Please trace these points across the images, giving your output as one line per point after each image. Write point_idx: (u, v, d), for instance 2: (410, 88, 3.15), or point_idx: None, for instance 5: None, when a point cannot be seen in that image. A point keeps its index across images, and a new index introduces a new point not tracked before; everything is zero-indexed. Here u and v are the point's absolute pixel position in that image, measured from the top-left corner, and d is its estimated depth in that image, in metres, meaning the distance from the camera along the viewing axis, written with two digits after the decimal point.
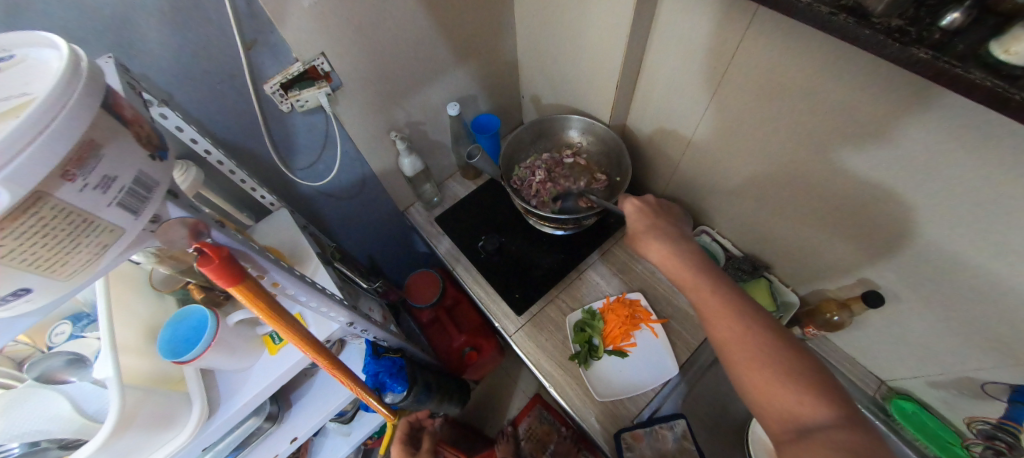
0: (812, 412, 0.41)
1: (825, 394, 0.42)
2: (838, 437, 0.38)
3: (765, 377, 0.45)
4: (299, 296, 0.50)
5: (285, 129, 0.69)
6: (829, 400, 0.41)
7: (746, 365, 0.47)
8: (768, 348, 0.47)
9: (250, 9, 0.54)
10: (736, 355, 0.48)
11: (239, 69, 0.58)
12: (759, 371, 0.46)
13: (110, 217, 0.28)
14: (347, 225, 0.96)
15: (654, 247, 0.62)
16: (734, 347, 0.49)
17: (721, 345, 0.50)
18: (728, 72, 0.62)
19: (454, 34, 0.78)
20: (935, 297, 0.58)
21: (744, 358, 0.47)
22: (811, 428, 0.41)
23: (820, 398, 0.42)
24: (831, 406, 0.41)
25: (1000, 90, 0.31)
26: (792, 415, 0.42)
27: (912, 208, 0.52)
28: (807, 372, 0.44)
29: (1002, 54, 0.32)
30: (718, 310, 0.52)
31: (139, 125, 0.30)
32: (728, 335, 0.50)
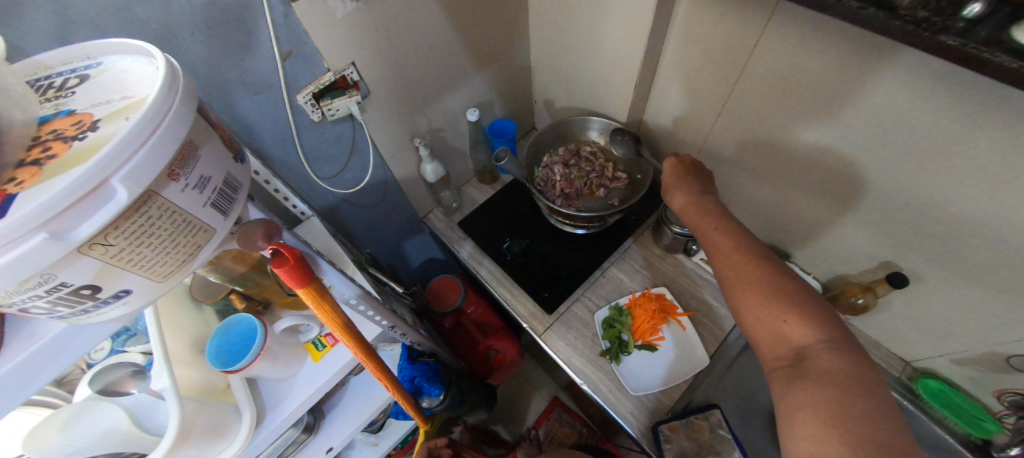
0: (803, 338, 0.43)
1: (819, 321, 0.43)
2: (828, 367, 0.40)
3: (761, 306, 0.45)
4: (350, 299, 0.51)
5: (315, 138, 0.69)
6: (822, 327, 0.42)
7: (745, 294, 0.47)
8: (770, 276, 0.46)
9: (288, 21, 0.55)
10: (737, 285, 0.48)
11: (275, 80, 0.59)
12: (755, 299, 0.46)
13: (204, 218, 0.29)
14: (369, 234, 0.96)
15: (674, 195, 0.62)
16: (737, 278, 0.49)
17: (721, 277, 0.50)
18: (746, 68, 0.64)
19: (474, 41, 0.80)
20: (957, 276, 0.60)
21: (744, 288, 0.47)
22: (804, 354, 0.42)
23: (814, 325, 0.42)
24: (823, 332, 0.42)
25: None
26: (785, 341, 0.43)
27: (934, 189, 0.54)
28: (804, 300, 0.44)
29: None
30: (722, 244, 0.52)
31: (223, 128, 0.31)
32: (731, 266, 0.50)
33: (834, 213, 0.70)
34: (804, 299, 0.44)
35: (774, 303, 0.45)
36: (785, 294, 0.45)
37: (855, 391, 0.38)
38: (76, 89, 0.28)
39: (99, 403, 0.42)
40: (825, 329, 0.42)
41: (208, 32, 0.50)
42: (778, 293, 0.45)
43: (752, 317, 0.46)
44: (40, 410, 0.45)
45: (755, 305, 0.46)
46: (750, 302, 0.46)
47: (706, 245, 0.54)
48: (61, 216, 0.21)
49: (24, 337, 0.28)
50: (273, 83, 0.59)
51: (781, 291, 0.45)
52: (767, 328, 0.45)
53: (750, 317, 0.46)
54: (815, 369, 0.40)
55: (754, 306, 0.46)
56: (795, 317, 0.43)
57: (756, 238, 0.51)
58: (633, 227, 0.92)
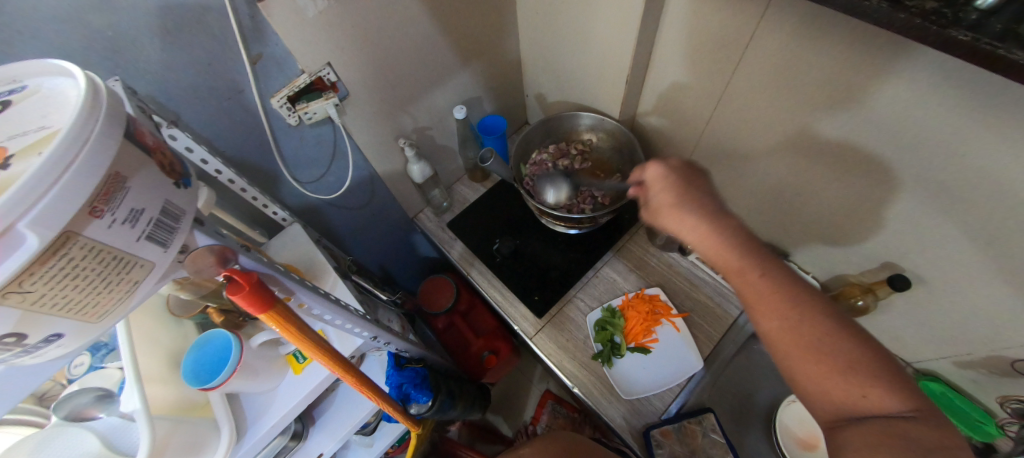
0: (874, 403, 0.35)
1: (899, 389, 0.35)
2: (906, 430, 0.33)
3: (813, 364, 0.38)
4: (324, 315, 0.49)
5: (293, 143, 0.67)
6: (903, 396, 0.35)
7: (792, 351, 0.39)
8: (818, 329, 0.39)
9: (255, 22, 0.52)
10: (781, 342, 0.40)
11: (246, 85, 0.57)
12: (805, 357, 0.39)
13: (141, 252, 0.27)
14: (358, 236, 0.95)
15: (682, 220, 0.49)
16: (789, 343, 0.40)
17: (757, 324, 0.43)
18: (743, 61, 0.60)
19: (458, 36, 0.77)
20: (962, 280, 0.57)
21: (801, 355, 0.39)
22: (875, 421, 0.35)
23: (885, 388, 0.35)
24: (905, 403, 0.35)
25: None
26: (849, 404, 0.36)
27: (943, 191, 0.51)
28: (868, 358, 0.37)
29: None
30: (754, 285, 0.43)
31: (161, 152, 0.30)
32: (781, 327, 0.41)
33: (836, 213, 0.67)
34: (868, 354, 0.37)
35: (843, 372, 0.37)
36: (853, 358, 0.37)
37: None
38: None
39: (67, 428, 0.43)
40: (896, 392, 0.35)
41: (167, 37, 0.47)
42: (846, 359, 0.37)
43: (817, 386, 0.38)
44: (22, 429, 0.45)
45: (819, 375, 0.38)
46: (804, 364, 0.39)
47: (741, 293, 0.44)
48: None
49: None
50: (245, 88, 0.57)
51: (839, 348, 0.37)
52: (826, 392, 0.37)
53: (813, 386, 0.38)
54: (891, 437, 0.33)
55: (822, 377, 0.37)
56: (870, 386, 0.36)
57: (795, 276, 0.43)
58: (626, 226, 0.90)
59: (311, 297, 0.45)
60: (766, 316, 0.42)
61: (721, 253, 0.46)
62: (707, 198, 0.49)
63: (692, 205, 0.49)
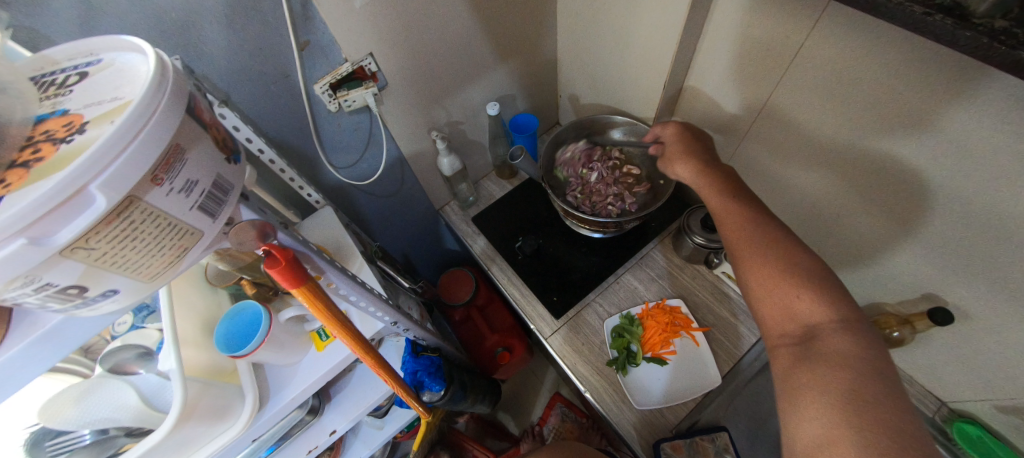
0: (816, 316, 0.41)
1: (833, 297, 0.42)
2: (835, 344, 0.39)
3: (771, 282, 0.45)
4: (349, 295, 0.51)
5: (331, 129, 0.69)
6: (836, 304, 0.41)
7: (757, 272, 0.46)
8: (779, 255, 0.45)
9: (305, 11, 0.54)
10: (747, 267, 0.48)
11: (293, 70, 0.59)
12: (766, 277, 0.45)
13: (191, 220, 0.29)
14: (384, 223, 0.97)
15: (676, 162, 0.60)
16: (747, 261, 0.48)
17: (731, 252, 0.50)
18: (789, 73, 0.58)
19: (497, 33, 0.77)
20: (1013, 317, 0.53)
21: (754, 265, 0.47)
22: (813, 330, 0.41)
23: (826, 303, 0.41)
24: (835, 309, 0.41)
25: None
26: (795, 317, 0.43)
27: (997, 224, 0.47)
28: (818, 279, 0.43)
29: None
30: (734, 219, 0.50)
31: (216, 128, 0.31)
32: (746, 250, 0.48)
33: (878, 239, 0.63)
34: (816, 275, 0.43)
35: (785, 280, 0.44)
36: (795, 271, 0.44)
37: (860, 366, 0.37)
38: (75, 87, 0.29)
39: (109, 380, 0.46)
40: (836, 307, 0.41)
41: (226, 21, 0.50)
42: (790, 272, 0.44)
43: (764, 294, 0.46)
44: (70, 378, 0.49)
45: (767, 280, 0.45)
46: (762, 282, 0.46)
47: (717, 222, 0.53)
48: (40, 222, 0.21)
49: (27, 325, 0.30)
50: (291, 73, 0.59)
51: (796, 272, 0.44)
52: (778, 308, 0.44)
53: (755, 293, 0.47)
54: (820, 345, 0.39)
55: (765, 280, 0.46)
56: (805, 289, 0.43)
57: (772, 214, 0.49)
58: (651, 233, 0.88)
59: (340, 278, 0.46)
60: (735, 239, 0.50)
61: (710, 190, 0.55)
62: (706, 149, 0.59)
63: (688, 151, 0.60)
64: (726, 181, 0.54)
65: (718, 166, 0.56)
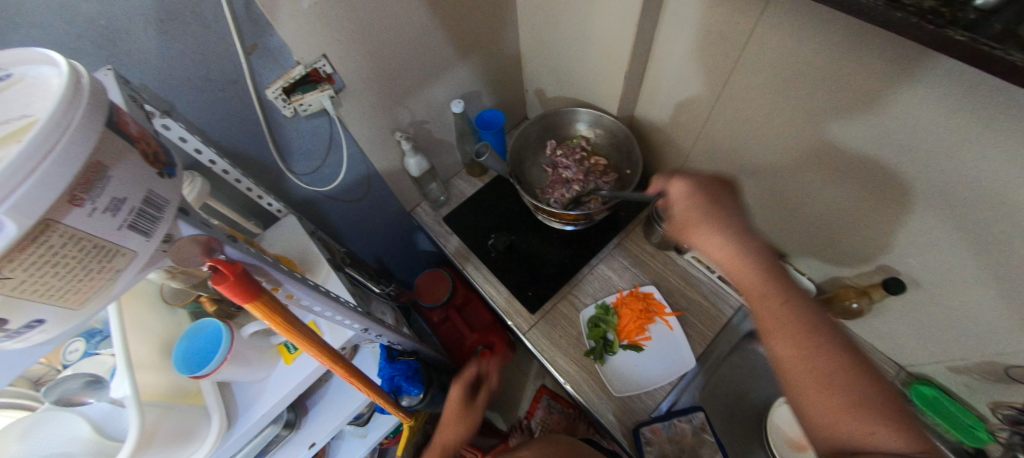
0: (894, 455, 0.31)
1: (916, 435, 0.32)
2: None
3: (826, 396, 0.35)
4: (313, 306, 0.50)
5: (288, 135, 0.67)
6: (921, 446, 0.31)
7: (808, 381, 0.37)
8: (839, 367, 0.36)
9: (250, 13, 0.52)
10: (793, 373, 0.38)
11: (242, 75, 0.57)
12: (821, 390, 0.36)
13: (122, 240, 0.28)
14: (354, 228, 0.95)
15: (698, 231, 0.48)
16: (797, 363, 0.38)
17: (768, 349, 0.41)
18: (742, 58, 0.59)
19: (456, 29, 0.76)
20: (958, 281, 0.56)
21: (805, 373, 0.37)
22: None
23: (907, 440, 0.32)
24: (921, 450, 0.31)
25: None
26: (864, 451, 0.32)
27: (936, 195, 0.50)
28: (894, 408, 0.33)
29: None
30: (778, 314, 0.40)
31: (145, 141, 0.30)
32: (792, 351, 0.38)
33: (832, 216, 0.66)
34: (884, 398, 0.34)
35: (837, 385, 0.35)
36: (855, 388, 0.35)
37: None
38: None
39: (58, 413, 0.44)
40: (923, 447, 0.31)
41: (163, 26, 0.47)
42: (852, 391, 0.35)
43: (817, 411, 0.36)
44: (16, 413, 0.46)
45: (820, 393, 0.36)
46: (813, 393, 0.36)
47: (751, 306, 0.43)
48: None
49: None
50: (240, 78, 0.57)
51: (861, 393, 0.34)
52: (837, 432, 0.34)
53: (794, 397, 0.38)
54: None
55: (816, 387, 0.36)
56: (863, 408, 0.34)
57: (828, 318, 0.39)
58: (622, 223, 0.89)
59: (300, 288, 0.45)
60: (776, 336, 0.40)
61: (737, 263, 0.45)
62: (737, 212, 0.48)
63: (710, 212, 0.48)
64: (765, 263, 0.44)
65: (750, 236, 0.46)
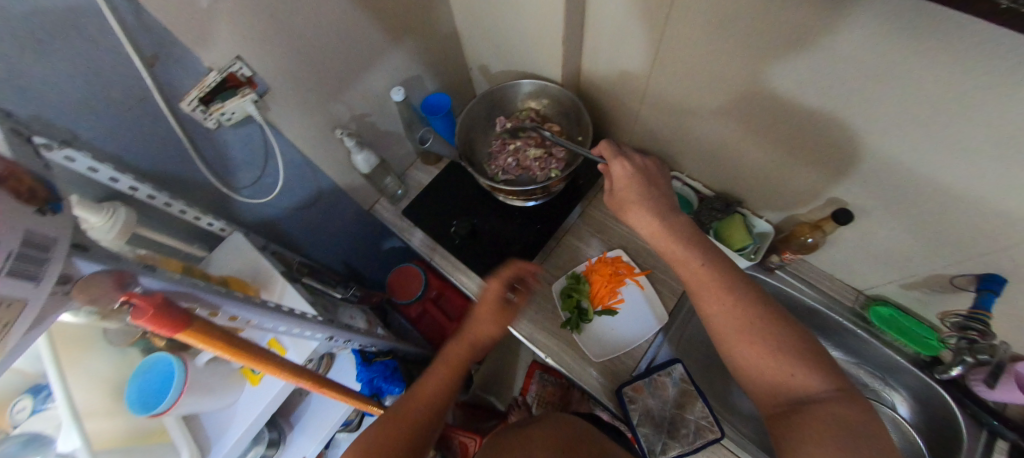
0: (809, 384, 0.46)
1: (818, 364, 0.46)
2: (834, 410, 0.43)
3: (755, 345, 0.49)
4: (265, 324, 0.48)
5: (215, 147, 0.63)
6: (822, 371, 0.46)
7: (740, 337, 0.50)
8: (756, 315, 0.50)
9: (141, 20, 0.47)
10: (734, 335, 0.51)
11: (147, 90, 0.53)
12: (748, 340, 0.50)
13: (6, 290, 0.24)
14: (312, 235, 0.92)
15: (642, 219, 0.62)
16: (726, 319, 0.52)
17: (713, 317, 0.53)
18: (672, 10, 0.58)
19: (381, 12, 0.71)
20: (898, 203, 0.58)
21: (738, 331, 0.51)
22: (806, 399, 0.45)
23: (813, 371, 0.46)
24: (823, 376, 0.46)
25: None
26: (786, 384, 0.47)
27: (869, 123, 0.51)
28: (799, 345, 0.48)
29: None
30: (704, 278, 0.55)
31: (14, 177, 0.27)
32: (719, 307, 0.53)
33: (779, 157, 0.67)
34: (788, 334, 0.49)
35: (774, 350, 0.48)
36: (778, 338, 0.48)
37: (857, 432, 0.41)
38: None
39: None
40: (823, 374, 0.46)
41: (38, 46, 0.42)
42: (773, 337, 0.48)
43: (747, 357, 0.50)
44: None
45: (753, 348, 0.49)
46: (746, 345, 0.50)
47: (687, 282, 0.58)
48: None
49: None
50: (148, 94, 0.53)
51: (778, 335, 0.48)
52: (770, 376, 0.48)
53: (760, 373, 0.48)
54: (818, 411, 0.43)
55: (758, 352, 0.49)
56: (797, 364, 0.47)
57: (737, 272, 0.55)
58: (583, 192, 0.89)
59: (242, 309, 0.43)
60: (709, 299, 0.54)
61: (667, 242, 0.60)
62: (667, 202, 0.62)
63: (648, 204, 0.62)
64: (688, 238, 0.59)
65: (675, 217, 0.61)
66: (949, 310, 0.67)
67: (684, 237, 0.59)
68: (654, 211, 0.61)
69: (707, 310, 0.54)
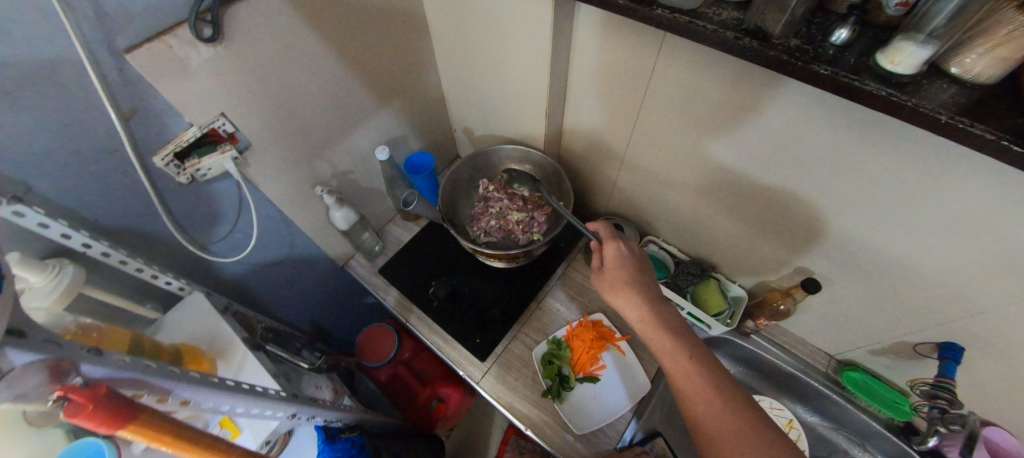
0: None
1: None
2: None
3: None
4: (220, 406, 0.43)
5: (185, 202, 0.60)
6: None
7: (733, 448, 0.49)
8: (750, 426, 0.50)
9: (124, 76, 0.47)
10: (728, 447, 0.50)
11: (119, 144, 0.50)
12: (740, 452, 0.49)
13: None
14: (278, 292, 0.87)
15: (631, 302, 0.62)
16: (718, 427, 0.51)
17: (704, 423, 0.53)
18: (647, 97, 0.63)
19: (372, 78, 0.74)
20: (859, 275, 0.62)
21: (730, 441, 0.50)
22: None
23: None
24: None
25: (894, 98, 0.31)
26: None
27: (828, 202, 0.56)
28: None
29: (889, 64, 0.32)
30: (695, 379, 0.55)
31: None
32: (711, 414, 0.52)
33: (747, 228, 0.71)
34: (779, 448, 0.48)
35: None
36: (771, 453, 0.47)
37: None
38: None
39: None
40: None
41: (8, 98, 0.40)
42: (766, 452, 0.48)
43: None
44: None
45: None
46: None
47: (672, 376, 0.57)
48: None
49: None
50: (119, 147, 0.51)
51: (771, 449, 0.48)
52: None
53: None
54: None
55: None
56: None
57: (726, 374, 0.55)
58: (564, 253, 0.90)
59: (197, 391, 0.39)
60: (700, 404, 0.53)
61: (656, 332, 0.59)
62: (654, 290, 0.63)
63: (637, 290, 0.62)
64: (677, 331, 0.59)
65: (663, 306, 0.61)
66: (915, 378, 0.71)
67: (673, 330, 0.59)
68: (643, 297, 0.61)
69: (694, 407, 0.54)
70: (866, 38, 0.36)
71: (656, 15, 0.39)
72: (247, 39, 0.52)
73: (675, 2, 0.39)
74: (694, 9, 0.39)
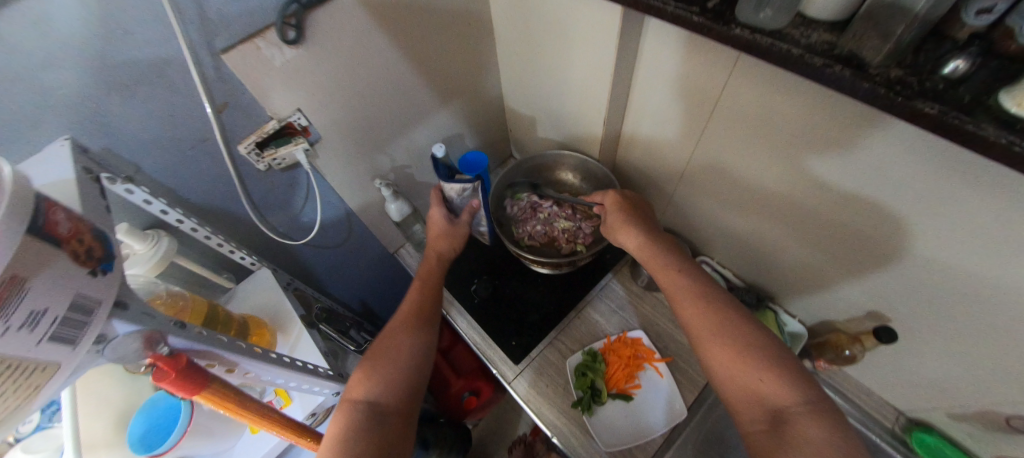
0: (784, 395, 0.46)
1: (795, 380, 0.46)
2: (809, 430, 0.42)
3: (732, 357, 0.50)
4: (276, 380, 0.48)
5: (262, 187, 0.67)
6: (799, 386, 0.46)
7: (716, 346, 0.51)
8: (735, 326, 0.52)
9: (219, 74, 0.52)
10: (713, 349, 0.51)
11: (211, 132, 0.56)
12: (723, 351, 0.51)
13: (43, 354, 0.25)
14: (335, 272, 0.94)
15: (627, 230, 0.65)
16: (706, 331, 0.53)
17: (691, 330, 0.54)
18: (715, 114, 0.59)
19: (436, 78, 0.76)
20: (950, 332, 0.54)
21: (714, 339, 0.52)
22: (783, 409, 0.45)
23: (791, 386, 0.46)
24: (800, 391, 0.46)
25: (1017, 148, 0.25)
26: (762, 395, 0.47)
27: (920, 247, 0.49)
28: (778, 359, 0.48)
29: (1013, 107, 0.27)
30: (685, 293, 0.56)
31: (76, 240, 0.28)
32: (699, 320, 0.54)
33: (815, 262, 0.65)
34: (762, 345, 0.50)
35: (744, 360, 0.49)
36: (753, 347, 0.49)
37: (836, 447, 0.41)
38: None
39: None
40: (801, 390, 0.46)
41: (129, 91, 0.47)
42: (749, 349, 0.49)
43: (724, 368, 0.50)
44: None
45: (730, 358, 0.50)
46: (723, 356, 0.50)
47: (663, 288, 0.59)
48: None
49: None
50: (210, 136, 0.57)
51: (755, 347, 0.49)
52: (746, 385, 0.48)
53: (738, 384, 0.49)
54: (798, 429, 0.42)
55: (729, 365, 0.50)
56: (769, 373, 0.47)
57: (715, 286, 0.57)
58: (608, 265, 0.88)
59: (258, 365, 0.43)
60: (689, 313, 0.55)
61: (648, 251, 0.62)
62: (649, 220, 0.66)
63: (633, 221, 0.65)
64: (670, 251, 0.61)
65: (657, 234, 0.64)
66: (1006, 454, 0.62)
67: (668, 252, 0.61)
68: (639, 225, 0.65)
69: (683, 313, 0.56)
70: (988, 70, 0.31)
71: (734, 35, 0.36)
72: (324, 43, 0.56)
73: (758, 21, 0.36)
74: (779, 29, 0.36)
